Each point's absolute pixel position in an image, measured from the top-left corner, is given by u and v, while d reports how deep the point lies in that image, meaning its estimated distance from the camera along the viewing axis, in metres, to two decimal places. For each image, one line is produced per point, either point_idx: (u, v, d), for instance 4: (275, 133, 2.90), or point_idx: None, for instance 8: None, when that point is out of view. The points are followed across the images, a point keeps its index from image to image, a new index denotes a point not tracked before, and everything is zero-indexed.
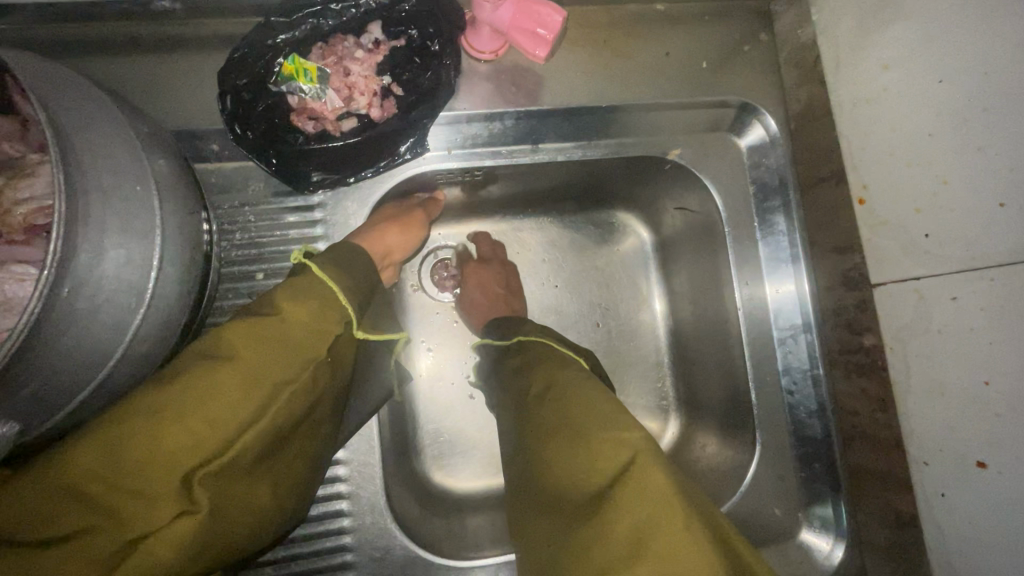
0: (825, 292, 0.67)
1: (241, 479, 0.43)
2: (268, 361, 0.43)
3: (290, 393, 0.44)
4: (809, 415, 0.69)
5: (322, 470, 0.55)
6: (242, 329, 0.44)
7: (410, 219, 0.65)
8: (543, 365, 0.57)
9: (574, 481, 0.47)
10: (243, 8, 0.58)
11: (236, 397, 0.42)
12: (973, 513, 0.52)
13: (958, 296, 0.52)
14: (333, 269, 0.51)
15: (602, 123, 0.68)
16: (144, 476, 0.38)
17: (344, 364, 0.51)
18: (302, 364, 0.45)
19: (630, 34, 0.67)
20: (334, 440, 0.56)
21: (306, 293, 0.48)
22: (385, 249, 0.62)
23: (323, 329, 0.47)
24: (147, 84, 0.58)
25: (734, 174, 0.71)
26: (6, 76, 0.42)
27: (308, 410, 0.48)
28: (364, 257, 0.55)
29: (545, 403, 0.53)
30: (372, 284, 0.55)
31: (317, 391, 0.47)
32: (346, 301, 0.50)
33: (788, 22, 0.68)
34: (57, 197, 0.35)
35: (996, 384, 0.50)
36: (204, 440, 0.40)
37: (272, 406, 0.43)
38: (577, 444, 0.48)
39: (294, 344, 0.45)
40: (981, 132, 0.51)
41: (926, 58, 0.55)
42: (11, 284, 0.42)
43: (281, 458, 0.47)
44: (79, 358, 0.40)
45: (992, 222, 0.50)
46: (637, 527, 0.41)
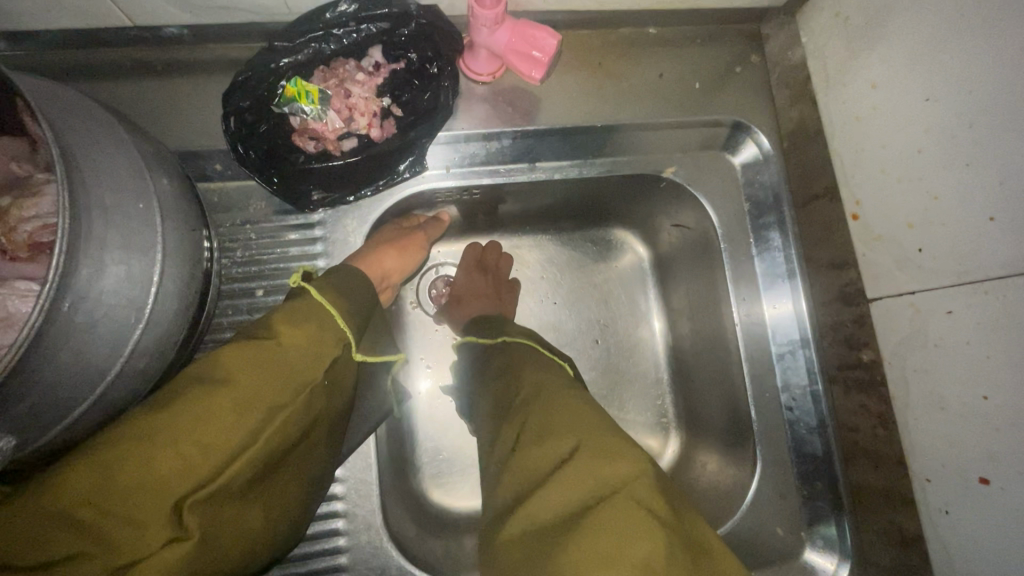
0: (822, 308, 0.67)
1: (234, 503, 0.43)
2: (265, 383, 0.44)
3: (283, 418, 0.44)
4: (809, 432, 0.68)
5: (320, 490, 0.55)
6: (240, 351, 0.44)
7: (410, 242, 0.66)
8: (530, 371, 0.57)
9: (548, 499, 0.46)
10: (247, 35, 0.59)
11: (231, 421, 0.42)
12: (975, 531, 0.52)
13: (953, 309, 0.52)
14: (333, 294, 0.52)
15: (596, 144, 0.69)
16: (133, 501, 0.38)
17: (343, 381, 0.52)
18: (299, 388, 0.46)
19: (625, 56, 0.69)
20: (334, 460, 0.56)
21: (306, 317, 0.48)
22: (383, 272, 0.63)
23: (321, 351, 0.48)
24: (153, 107, 0.59)
25: (730, 190, 0.72)
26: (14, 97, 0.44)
27: (303, 433, 0.48)
28: (363, 280, 0.56)
29: (531, 411, 0.52)
30: (370, 304, 0.56)
31: (311, 414, 0.48)
32: (344, 324, 0.50)
33: (780, 45, 0.70)
34: (61, 214, 0.36)
35: (994, 399, 0.49)
36: (196, 465, 0.40)
37: (267, 432, 0.43)
38: (560, 467, 0.47)
39: (292, 367, 0.46)
40: (968, 149, 0.50)
41: (911, 77, 0.55)
42: (14, 300, 0.43)
43: (275, 480, 0.47)
44: (78, 372, 0.40)
45: (983, 236, 0.50)
46: (614, 537, 0.41)
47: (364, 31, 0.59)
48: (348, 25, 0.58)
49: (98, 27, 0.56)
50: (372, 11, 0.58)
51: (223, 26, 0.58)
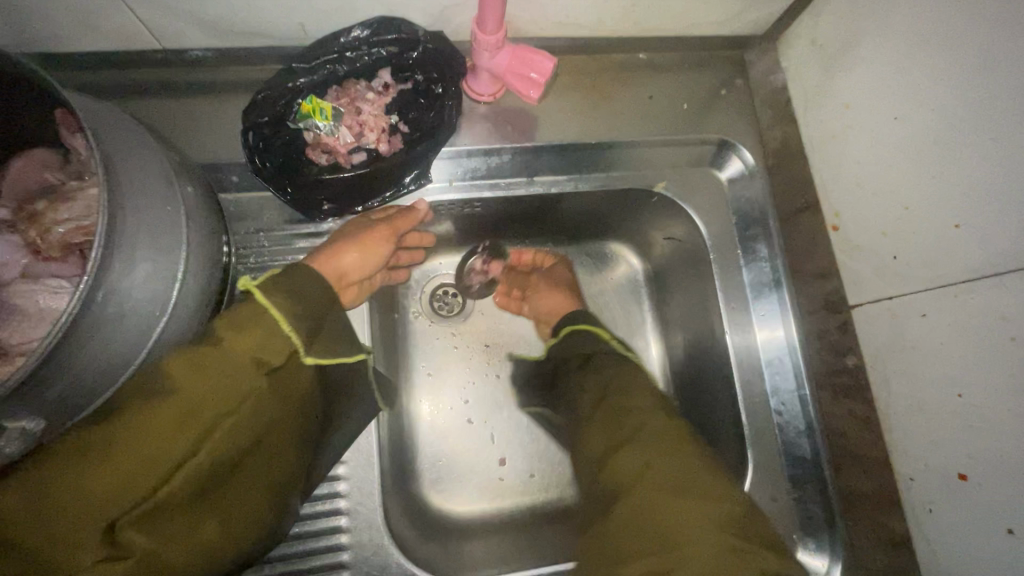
0: (808, 316, 0.70)
1: (182, 515, 0.44)
2: (208, 391, 0.45)
3: (229, 425, 0.45)
4: (798, 436, 0.71)
5: (292, 495, 0.56)
6: (179, 359, 0.45)
7: (372, 239, 0.65)
8: (654, 412, 0.61)
9: (667, 531, 0.51)
10: (266, 58, 0.64)
11: (168, 433, 0.43)
12: (958, 527, 0.54)
13: (927, 312, 0.55)
14: (279, 297, 0.50)
15: (591, 161, 0.74)
16: (71, 520, 0.40)
17: (302, 384, 0.52)
18: (243, 397, 0.46)
19: (617, 80, 0.73)
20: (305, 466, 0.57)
21: (250, 323, 0.48)
22: (340, 271, 0.62)
23: (268, 356, 0.48)
24: (176, 123, 0.64)
25: (718, 204, 0.75)
26: (61, 112, 0.49)
27: (259, 438, 0.49)
28: (317, 283, 0.55)
29: (659, 450, 0.57)
30: (324, 309, 0.54)
31: (264, 419, 0.48)
32: (289, 330, 0.49)
33: (763, 70, 0.74)
34: (101, 215, 0.39)
35: (968, 397, 0.52)
36: (132, 480, 0.41)
37: (210, 442, 0.44)
38: (689, 511, 0.52)
39: (232, 375, 0.46)
40: (934, 162, 0.54)
41: (881, 97, 0.59)
42: (44, 296, 0.47)
43: (233, 488, 0.48)
44: (103, 361, 0.43)
45: (951, 243, 0.53)
46: None
47: (375, 55, 0.62)
48: (359, 47, 0.61)
49: (130, 50, 0.61)
50: (379, 35, 0.60)
51: (244, 50, 0.62)
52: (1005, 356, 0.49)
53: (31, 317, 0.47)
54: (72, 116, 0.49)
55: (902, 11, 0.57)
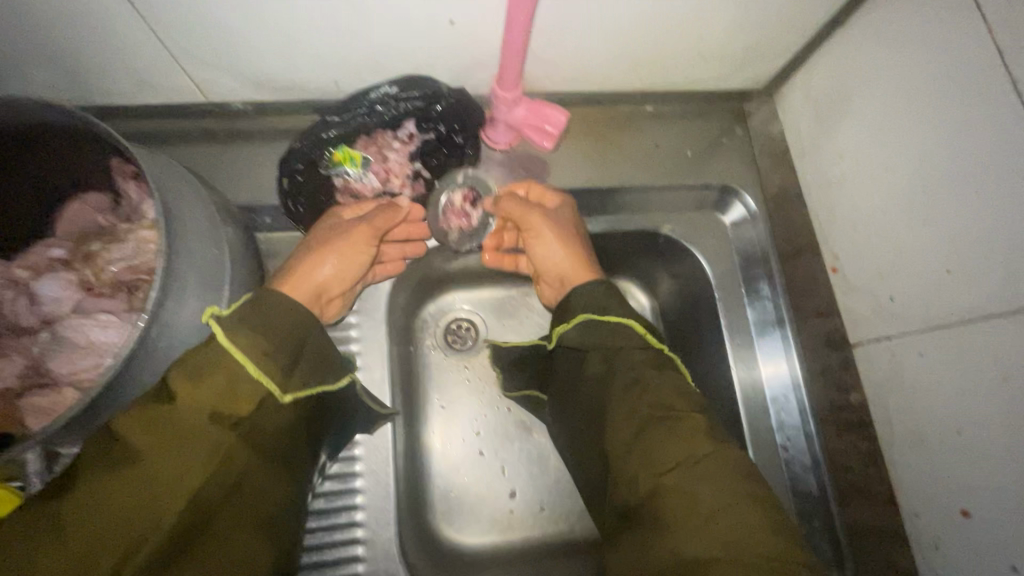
0: (811, 353, 0.72)
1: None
2: (169, 454, 0.43)
3: (193, 485, 0.44)
4: (805, 471, 0.72)
5: (288, 533, 0.54)
6: (131, 420, 0.43)
7: (348, 246, 0.62)
8: (674, 403, 0.56)
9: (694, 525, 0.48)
10: (300, 109, 0.69)
11: (134, 497, 0.41)
12: (964, 564, 0.55)
13: (924, 352, 0.58)
14: (242, 335, 0.48)
15: (600, 204, 0.78)
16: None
17: (272, 431, 0.51)
18: (206, 451, 0.45)
19: (625, 129, 0.78)
20: (290, 511, 0.55)
21: (208, 370, 0.45)
22: (315, 284, 0.60)
23: (231, 410, 0.46)
24: (216, 169, 0.69)
25: (721, 245, 0.79)
26: (123, 161, 0.55)
27: (230, 491, 0.47)
28: (286, 311, 0.52)
29: (682, 439, 0.53)
30: (297, 339, 0.52)
31: (234, 472, 0.47)
32: (260, 373, 0.47)
33: (762, 120, 0.79)
34: (160, 260, 0.44)
35: (967, 434, 0.54)
36: (100, 553, 0.40)
37: (176, 504, 0.43)
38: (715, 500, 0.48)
39: (192, 429, 0.44)
40: (923, 211, 0.58)
41: (871, 150, 0.63)
42: (95, 329, 0.51)
43: (214, 541, 0.46)
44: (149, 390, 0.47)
45: (942, 287, 0.56)
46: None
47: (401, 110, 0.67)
48: (388, 104, 0.66)
49: (176, 104, 0.66)
50: (408, 95, 0.66)
51: (280, 103, 0.67)
52: (1000, 394, 0.51)
53: (82, 350, 0.50)
54: (129, 163, 0.54)
55: (884, 69, 0.61)
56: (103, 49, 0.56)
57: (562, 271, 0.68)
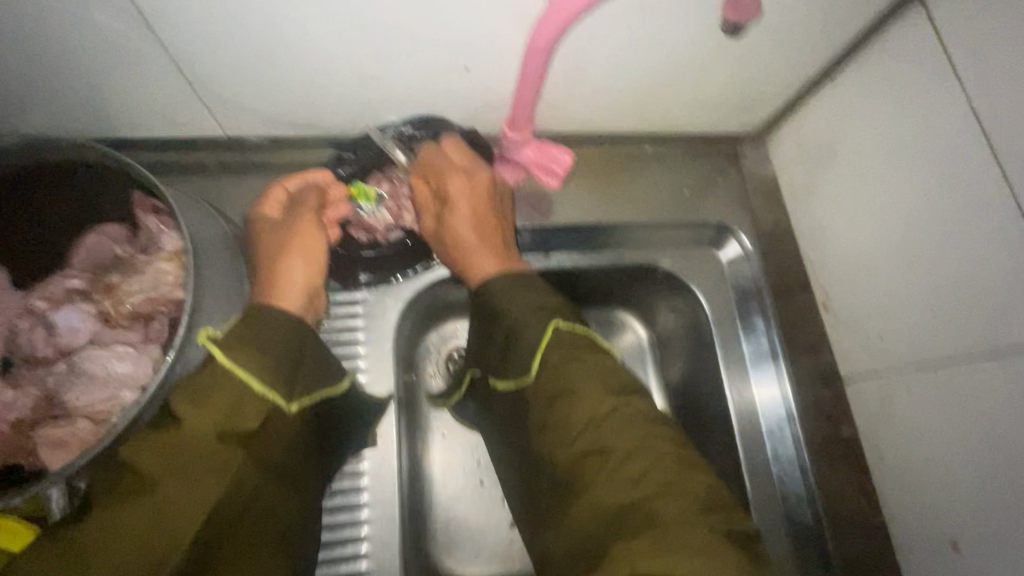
0: (804, 387, 0.75)
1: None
2: (180, 476, 0.45)
3: (205, 505, 0.45)
4: (800, 501, 0.74)
5: (307, 535, 0.57)
6: (144, 448, 0.45)
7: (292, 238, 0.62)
8: (583, 372, 0.57)
9: (612, 481, 0.52)
10: (314, 145, 0.71)
11: (149, 524, 0.43)
12: None
13: (913, 389, 0.61)
14: (239, 351, 0.49)
15: (601, 239, 0.81)
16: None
17: (282, 443, 0.52)
18: (216, 473, 0.46)
19: (625, 168, 0.81)
20: (307, 517, 0.57)
21: (209, 393, 0.47)
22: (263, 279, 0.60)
23: (238, 425, 0.48)
24: (230, 201, 0.71)
25: (718, 281, 0.81)
26: (148, 200, 0.55)
27: (246, 504, 0.49)
28: (278, 322, 0.53)
29: (579, 406, 0.55)
30: (295, 345, 0.54)
31: (247, 488, 0.48)
32: (260, 387, 0.49)
33: (754, 162, 0.83)
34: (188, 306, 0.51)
35: (954, 469, 0.57)
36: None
37: (191, 523, 0.44)
38: (628, 460, 0.52)
39: (197, 453, 0.46)
40: (907, 256, 0.61)
41: (858, 197, 0.67)
42: (114, 361, 0.52)
43: (234, 552, 0.48)
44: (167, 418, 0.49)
45: (928, 327, 0.59)
46: (679, 530, 0.46)
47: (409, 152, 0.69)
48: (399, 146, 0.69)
49: (195, 137, 0.68)
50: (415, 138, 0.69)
51: (296, 138, 0.70)
52: (982, 432, 0.54)
53: (99, 381, 0.51)
54: (153, 198, 0.55)
55: (866, 123, 0.65)
56: (128, 87, 0.58)
57: (470, 248, 0.67)
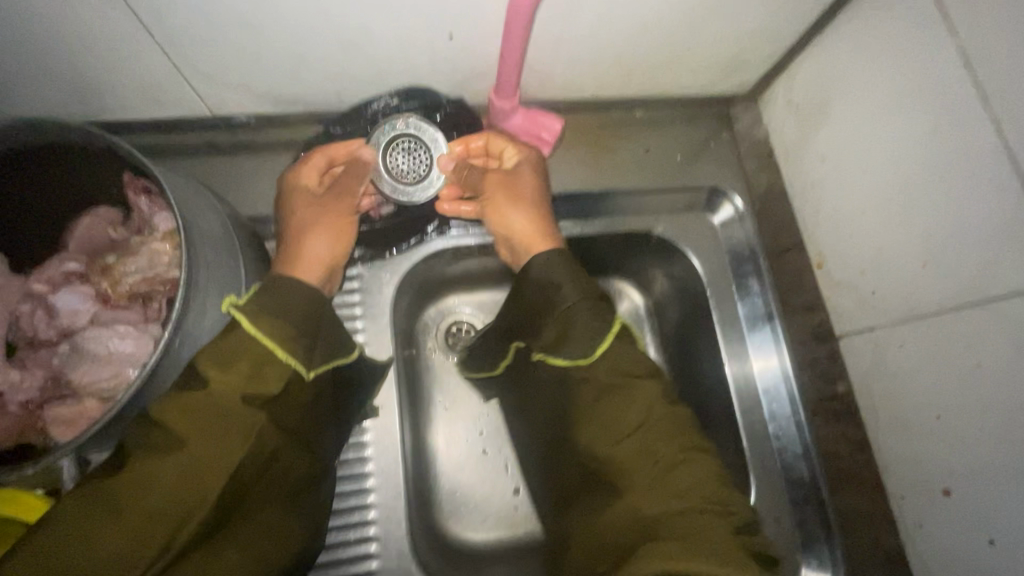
0: (799, 346, 0.76)
1: (199, 557, 0.46)
2: (209, 438, 0.46)
3: (232, 463, 0.47)
4: (796, 458, 0.75)
5: (320, 493, 0.60)
6: (168, 407, 0.46)
7: (331, 216, 0.61)
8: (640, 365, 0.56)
9: (643, 490, 0.51)
10: (302, 121, 0.71)
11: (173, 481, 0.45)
12: (946, 539, 0.59)
13: (904, 342, 0.61)
14: (263, 318, 0.50)
15: (594, 207, 0.81)
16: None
17: (297, 409, 0.54)
18: (244, 433, 0.48)
19: (617, 133, 0.81)
20: (317, 478, 0.59)
21: (236, 356, 0.49)
22: (298, 251, 0.59)
23: (260, 390, 0.49)
24: (220, 179, 0.71)
25: (712, 247, 0.81)
26: (141, 181, 0.56)
27: (266, 465, 0.51)
28: (295, 290, 0.54)
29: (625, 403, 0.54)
30: (318, 317, 0.54)
31: (266, 451, 0.50)
32: (285, 355, 0.51)
33: (747, 124, 0.82)
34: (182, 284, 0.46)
35: (946, 418, 0.58)
36: (151, 532, 0.44)
37: (218, 482, 0.46)
38: (658, 469, 0.51)
39: (227, 414, 0.47)
40: (899, 210, 0.61)
41: (851, 153, 0.67)
42: (116, 340, 0.52)
43: (248, 511, 0.50)
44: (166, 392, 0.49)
45: (918, 281, 0.59)
46: (697, 545, 0.45)
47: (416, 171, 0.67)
48: (403, 158, 0.67)
49: (183, 118, 0.68)
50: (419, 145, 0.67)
51: (284, 115, 0.70)
52: (973, 380, 0.55)
53: (105, 359, 0.52)
54: (143, 178, 0.56)
55: (860, 78, 0.64)
56: (112, 69, 0.58)
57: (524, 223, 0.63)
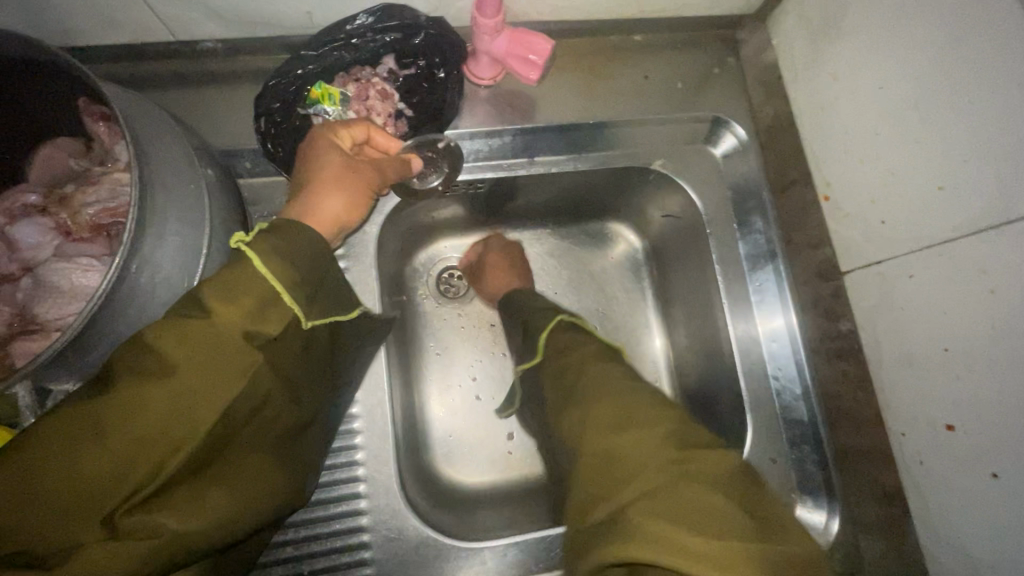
0: (802, 284, 0.73)
1: (185, 492, 0.44)
2: (201, 370, 0.43)
3: (227, 399, 0.44)
4: (795, 399, 0.73)
5: (309, 435, 0.59)
6: (164, 331, 0.43)
7: (356, 185, 0.56)
8: (588, 354, 0.66)
9: (629, 466, 0.51)
10: (274, 46, 0.66)
11: (163, 411, 0.42)
12: (946, 474, 0.57)
13: (914, 273, 0.58)
14: (276, 262, 0.47)
15: (590, 140, 0.75)
16: (75, 508, 0.40)
17: (291, 356, 0.51)
18: (242, 370, 0.45)
19: (613, 60, 0.76)
20: (311, 421, 0.58)
21: (239, 293, 0.46)
22: (311, 205, 0.53)
23: (261, 329, 0.47)
24: (189, 109, 0.67)
25: (714, 181, 0.77)
26: (95, 106, 0.51)
27: (257, 408, 0.49)
28: (313, 241, 0.51)
29: (588, 390, 0.61)
30: (323, 268, 0.52)
31: (260, 393, 0.48)
32: (290, 300, 0.48)
33: (753, 48, 0.77)
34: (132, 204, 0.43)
35: (954, 349, 0.55)
36: (139, 459, 0.41)
37: (211, 417, 0.44)
38: (639, 445, 0.52)
39: (227, 348, 0.44)
40: (915, 128, 0.57)
41: (865, 69, 0.62)
42: (78, 273, 0.50)
43: (236, 450, 0.49)
44: (128, 322, 0.46)
45: (933, 205, 0.55)
46: (683, 509, 0.45)
47: (425, 178, 0.69)
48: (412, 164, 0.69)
49: (148, 42, 0.64)
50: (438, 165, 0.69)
51: (254, 39, 0.65)
52: (986, 307, 0.51)
53: (67, 295, 0.50)
54: (98, 103, 0.51)
55: None
56: None
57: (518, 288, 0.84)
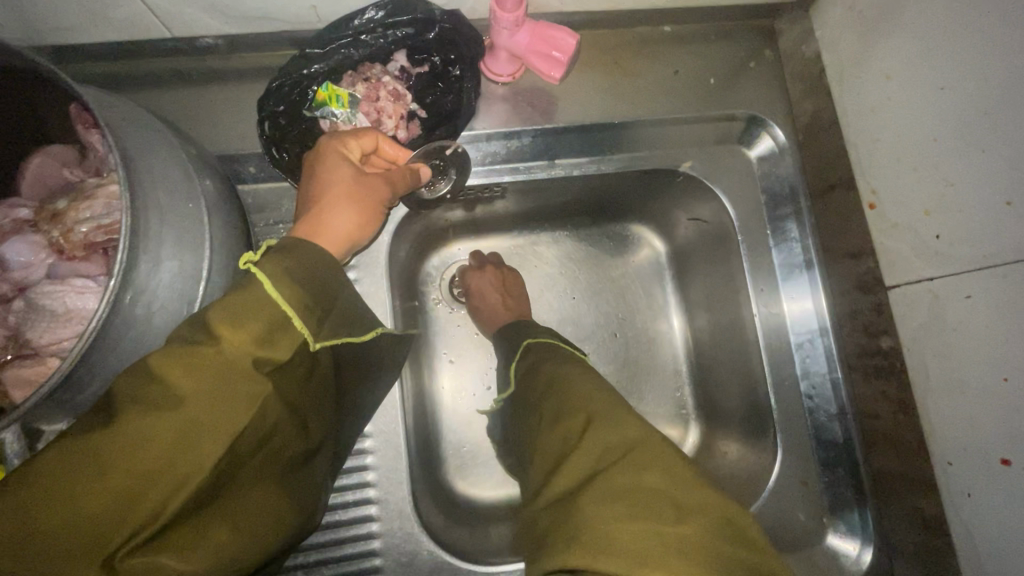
0: (839, 296, 0.68)
1: (189, 530, 0.41)
2: (209, 400, 0.39)
3: (236, 432, 0.41)
4: (829, 419, 0.69)
5: (317, 460, 0.56)
6: (167, 359, 0.39)
7: (366, 202, 0.52)
8: (552, 361, 0.63)
9: (582, 459, 0.50)
10: (277, 42, 0.62)
11: (167, 446, 0.38)
12: (998, 512, 0.53)
13: (972, 294, 0.53)
14: (287, 281, 0.43)
15: (613, 140, 0.71)
16: (70, 551, 0.36)
17: (296, 383, 0.48)
18: (253, 399, 0.41)
19: (638, 53, 0.70)
20: (319, 443, 0.55)
21: (251, 312, 0.41)
22: (319, 222, 0.49)
23: (271, 356, 0.43)
24: (189, 111, 0.63)
25: (746, 185, 0.72)
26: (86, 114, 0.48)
27: (262, 437, 0.45)
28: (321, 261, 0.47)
29: (548, 394, 0.59)
30: (334, 287, 0.49)
31: (266, 423, 0.44)
32: (300, 323, 0.44)
33: (793, 39, 0.71)
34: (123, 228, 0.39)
35: (1015, 380, 0.50)
36: (142, 497, 0.38)
37: (218, 451, 0.40)
38: (584, 438, 0.51)
39: (237, 377, 0.40)
40: (981, 135, 0.52)
41: (924, 69, 0.56)
42: (71, 296, 0.47)
43: (240, 483, 0.45)
44: (125, 353, 0.43)
45: (1000, 222, 0.51)
46: (625, 506, 0.44)
47: (435, 187, 0.66)
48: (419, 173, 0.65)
49: (144, 40, 0.60)
50: (446, 172, 0.65)
51: (256, 35, 0.61)
52: None
53: (65, 317, 0.47)
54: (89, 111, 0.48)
55: None
56: None
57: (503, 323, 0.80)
